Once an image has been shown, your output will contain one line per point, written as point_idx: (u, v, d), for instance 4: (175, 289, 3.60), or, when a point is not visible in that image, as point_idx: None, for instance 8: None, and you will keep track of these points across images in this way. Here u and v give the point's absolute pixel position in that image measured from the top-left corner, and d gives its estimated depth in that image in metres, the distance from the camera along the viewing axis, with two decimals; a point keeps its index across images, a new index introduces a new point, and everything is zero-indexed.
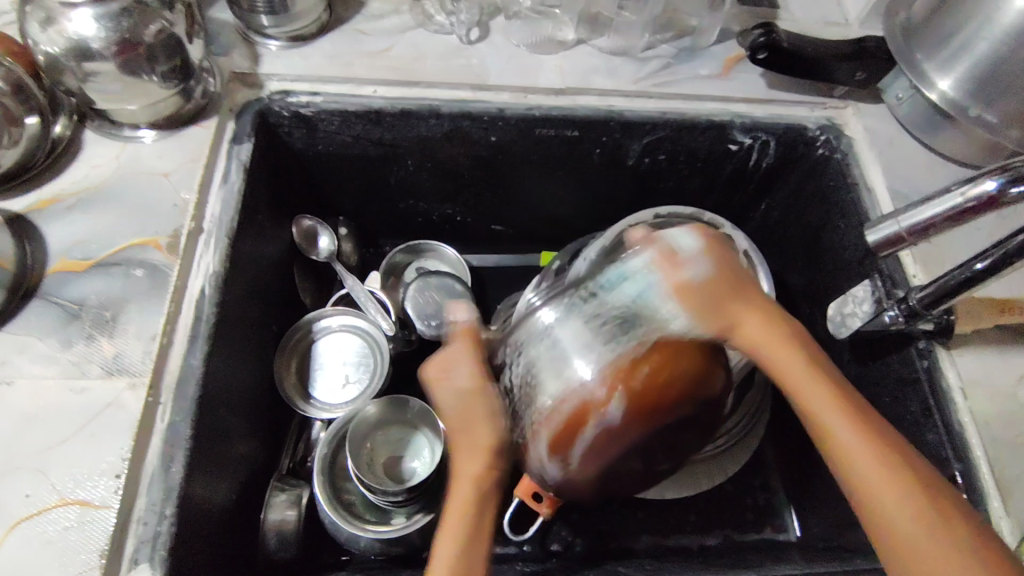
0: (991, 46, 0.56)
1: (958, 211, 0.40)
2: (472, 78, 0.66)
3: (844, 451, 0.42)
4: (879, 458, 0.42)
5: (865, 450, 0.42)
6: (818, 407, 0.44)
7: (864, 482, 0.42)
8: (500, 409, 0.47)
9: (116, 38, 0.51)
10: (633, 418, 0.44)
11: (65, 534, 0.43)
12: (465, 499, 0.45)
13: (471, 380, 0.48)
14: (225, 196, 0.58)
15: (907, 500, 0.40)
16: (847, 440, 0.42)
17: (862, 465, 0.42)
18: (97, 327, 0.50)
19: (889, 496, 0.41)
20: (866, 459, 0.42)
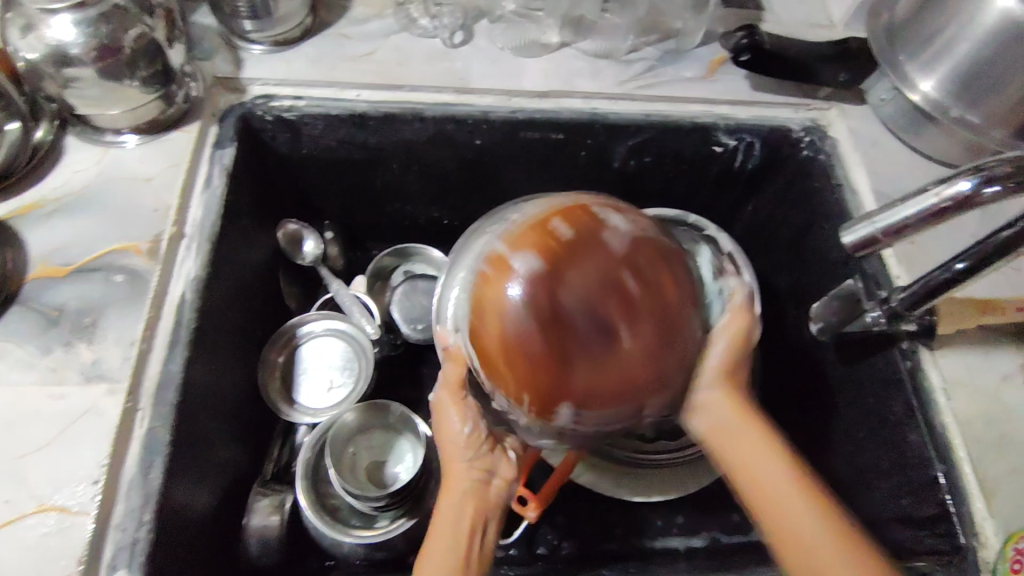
0: (971, 47, 0.56)
1: (933, 211, 0.40)
2: (456, 82, 0.66)
3: (743, 465, 0.44)
4: (794, 476, 0.43)
5: (761, 447, 0.45)
6: (749, 456, 0.44)
7: (768, 494, 0.42)
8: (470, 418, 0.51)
9: (96, 43, 0.51)
10: (541, 255, 0.40)
11: (45, 539, 0.43)
12: (450, 506, 0.48)
13: (448, 395, 0.51)
14: (207, 201, 0.58)
15: (832, 520, 0.40)
16: (751, 473, 0.44)
17: (773, 472, 0.43)
18: (77, 333, 0.50)
19: (784, 503, 0.41)
20: (770, 465, 0.43)
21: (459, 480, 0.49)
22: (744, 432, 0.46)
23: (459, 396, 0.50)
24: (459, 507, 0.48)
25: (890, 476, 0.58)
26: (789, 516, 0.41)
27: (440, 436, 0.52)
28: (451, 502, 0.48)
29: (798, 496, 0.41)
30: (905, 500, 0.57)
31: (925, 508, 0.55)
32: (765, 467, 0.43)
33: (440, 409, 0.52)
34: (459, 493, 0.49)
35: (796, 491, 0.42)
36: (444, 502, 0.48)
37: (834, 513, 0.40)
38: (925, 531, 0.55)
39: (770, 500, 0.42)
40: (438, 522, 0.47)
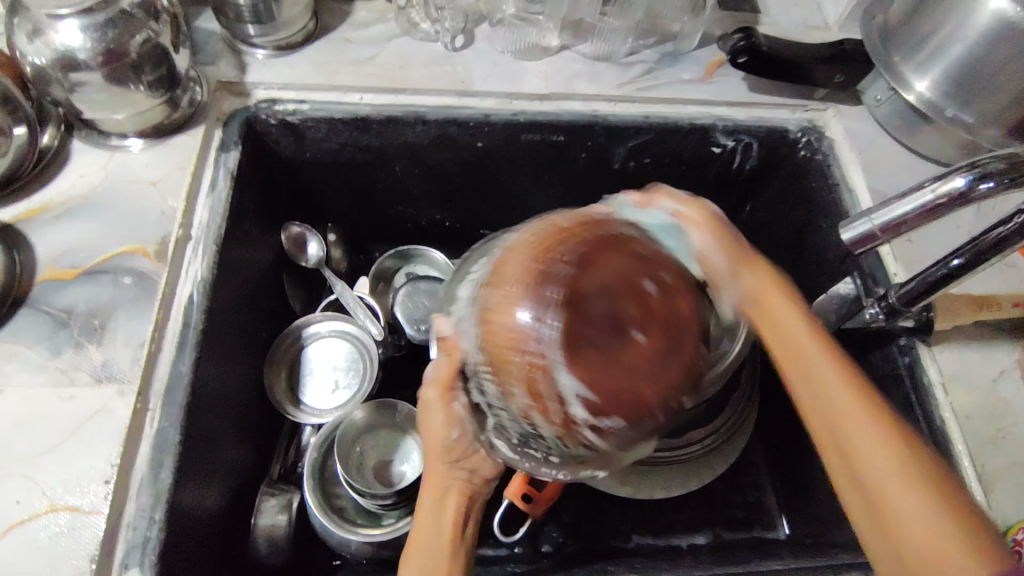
0: (964, 47, 0.57)
1: (929, 207, 0.40)
2: (458, 85, 0.66)
3: (801, 364, 0.44)
4: (849, 387, 0.43)
5: (826, 377, 0.43)
6: (808, 352, 0.44)
7: (851, 436, 0.42)
8: (452, 422, 0.48)
9: (102, 48, 0.51)
10: None
11: (57, 539, 0.44)
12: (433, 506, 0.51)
13: (435, 390, 0.46)
14: (212, 204, 0.58)
15: (914, 458, 0.41)
16: (834, 418, 0.43)
17: (833, 391, 0.43)
18: (85, 335, 0.50)
19: (858, 414, 0.42)
20: (839, 387, 0.43)
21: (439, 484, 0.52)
22: (791, 332, 0.45)
23: (443, 400, 0.46)
24: (438, 512, 0.51)
25: None
26: (865, 449, 0.41)
27: (424, 433, 0.52)
28: (430, 507, 0.51)
29: (901, 485, 0.40)
30: None
31: None
32: (816, 355, 0.44)
33: (425, 404, 0.49)
34: (440, 498, 0.52)
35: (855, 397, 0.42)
36: (426, 505, 0.52)
37: (906, 444, 0.41)
38: None
39: (843, 418, 0.42)
40: (416, 534, 0.50)
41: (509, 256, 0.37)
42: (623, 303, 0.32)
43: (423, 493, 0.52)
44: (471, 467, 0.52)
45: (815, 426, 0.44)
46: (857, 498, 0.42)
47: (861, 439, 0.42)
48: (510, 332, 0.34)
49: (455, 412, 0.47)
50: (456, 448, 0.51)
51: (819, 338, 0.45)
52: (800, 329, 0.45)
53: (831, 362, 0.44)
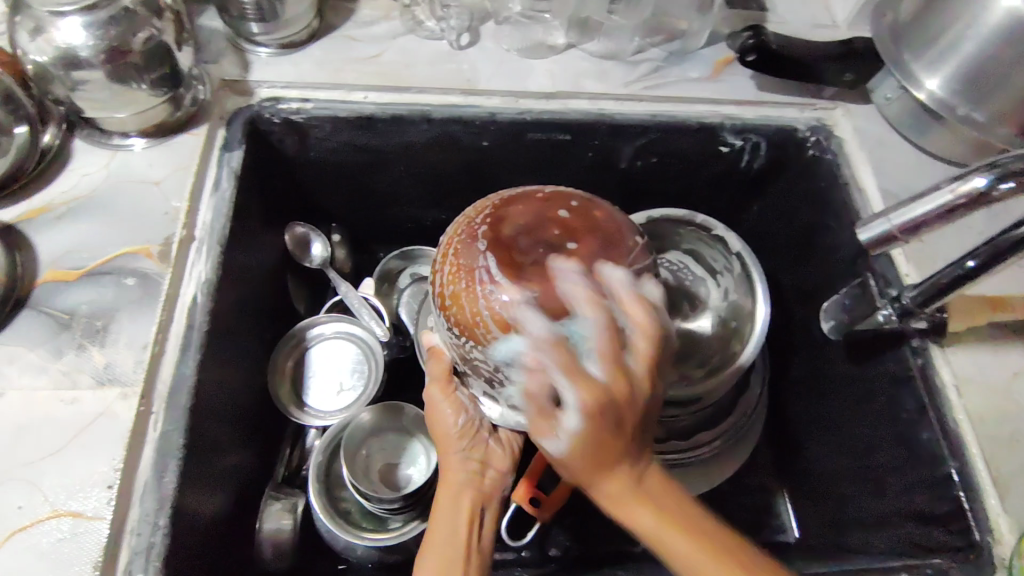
0: (977, 45, 0.56)
1: (948, 208, 0.40)
2: (463, 83, 0.66)
3: (620, 508, 0.41)
4: (656, 513, 0.40)
5: (646, 513, 0.40)
6: (629, 514, 0.41)
7: (688, 567, 0.39)
8: (460, 408, 0.51)
9: (104, 46, 0.51)
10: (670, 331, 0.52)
11: (58, 546, 0.43)
12: (448, 498, 0.49)
13: (436, 386, 0.52)
14: (216, 204, 0.57)
15: (750, 562, 0.39)
16: (665, 547, 0.40)
17: (640, 518, 0.40)
18: (88, 337, 0.50)
19: (664, 533, 0.40)
20: (649, 516, 0.40)
21: (455, 475, 0.50)
22: (615, 495, 0.41)
23: (448, 389, 0.51)
24: (454, 504, 0.48)
25: (901, 474, 0.59)
26: (682, 554, 0.39)
27: (435, 427, 0.53)
28: (446, 502, 0.49)
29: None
30: (917, 497, 0.57)
31: (938, 505, 0.55)
32: (602, 485, 0.41)
33: (430, 399, 0.52)
34: (455, 491, 0.49)
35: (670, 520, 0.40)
36: (443, 497, 0.49)
37: (746, 557, 0.39)
38: (938, 528, 0.55)
39: (689, 570, 0.39)
40: (434, 528, 0.47)
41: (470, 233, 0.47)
42: (545, 232, 0.45)
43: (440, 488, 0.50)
44: (482, 457, 0.52)
45: (642, 530, 0.41)
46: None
47: (679, 555, 0.39)
48: (488, 274, 0.44)
49: (461, 397, 0.51)
50: (467, 435, 0.51)
51: (628, 489, 0.41)
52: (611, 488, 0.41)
53: (634, 499, 0.41)
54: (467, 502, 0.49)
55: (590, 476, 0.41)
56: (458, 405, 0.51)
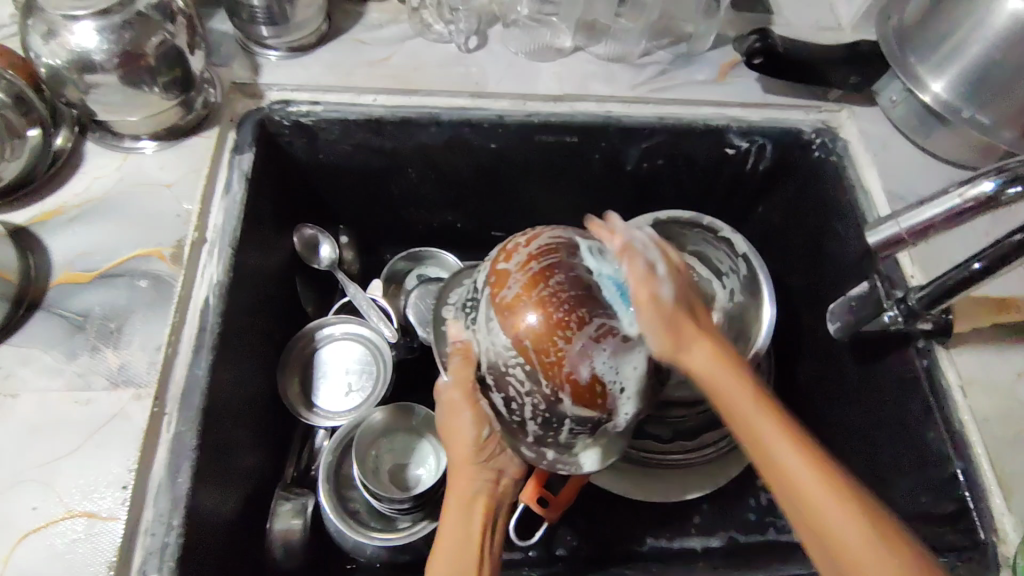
0: (982, 49, 0.57)
1: (955, 212, 0.40)
2: (472, 86, 0.66)
3: (759, 441, 0.40)
4: (759, 397, 0.41)
5: (740, 394, 0.41)
6: (769, 440, 0.40)
7: (756, 436, 0.40)
8: (484, 421, 0.52)
9: (118, 50, 0.51)
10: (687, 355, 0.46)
11: (74, 545, 0.43)
12: (462, 502, 0.52)
13: (459, 393, 0.51)
14: (227, 206, 0.58)
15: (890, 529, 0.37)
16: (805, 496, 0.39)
17: (798, 472, 0.39)
18: (102, 339, 0.50)
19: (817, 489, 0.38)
20: (744, 401, 0.41)
21: (466, 483, 0.52)
22: (696, 342, 0.43)
23: (471, 400, 0.51)
24: (465, 516, 0.51)
25: (907, 474, 0.59)
26: (820, 498, 0.38)
27: (450, 433, 0.53)
28: (457, 506, 0.51)
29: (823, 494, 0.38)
30: (922, 497, 0.57)
31: (943, 505, 0.55)
32: (745, 403, 0.41)
33: (452, 407, 0.52)
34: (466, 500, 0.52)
35: (825, 477, 0.38)
36: (452, 508, 0.51)
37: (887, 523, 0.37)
38: (944, 528, 0.55)
39: (766, 449, 0.40)
40: (445, 536, 0.49)
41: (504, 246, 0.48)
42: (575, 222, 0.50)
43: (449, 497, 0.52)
44: (498, 467, 0.54)
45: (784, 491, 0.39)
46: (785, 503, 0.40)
47: (821, 507, 0.38)
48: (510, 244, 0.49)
49: (483, 410, 0.52)
50: (486, 451, 0.53)
51: (729, 359, 0.42)
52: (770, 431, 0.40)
53: (749, 386, 0.41)
54: (480, 507, 0.52)
55: (674, 347, 0.43)
56: (482, 417, 0.52)
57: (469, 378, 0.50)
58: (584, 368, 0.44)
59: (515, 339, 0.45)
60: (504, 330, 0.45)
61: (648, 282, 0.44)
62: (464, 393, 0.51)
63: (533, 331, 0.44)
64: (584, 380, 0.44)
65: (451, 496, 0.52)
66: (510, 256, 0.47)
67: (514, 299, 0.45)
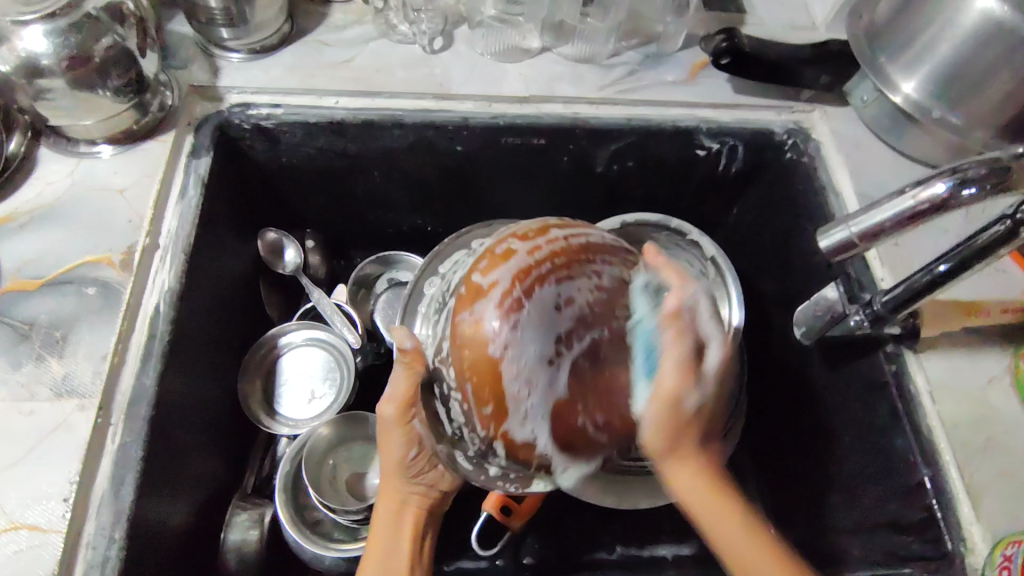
0: (952, 47, 0.55)
1: (910, 214, 0.39)
2: (435, 88, 0.65)
3: (714, 528, 0.42)
4: (748, 527, 0.42)
5: (714, 507, 0.43)
6: (712, 517, 0.42)
7: (717, 535, 0.42)
8: (413, 442, 0.52)
9: (66, 54, 0.50)
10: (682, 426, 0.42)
11: (15, 558, 0.42)
12: (391, 516, 0.53)
13: (394, 410, 0.50)
14: (181, 211, 0.57)
15: None
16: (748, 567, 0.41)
17: (732, 535, 0.42)
18: (47, 348, 0.49)
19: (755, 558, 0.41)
20: (739, 536, 0.42)
21: (397, 497, 0.54)
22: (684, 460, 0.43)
23: (403, 420, 0.51)
24: (395, 527, 0.53)
25: (876, 480, 0.58)
26: (746, 556, 0.42)
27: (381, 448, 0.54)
28: (388, 523, 0.53)
29: None
30: (892, 504, 0.56)
31: (912, 513, 0.54)
32: (682, 476, 0.43)
33: (384, 426, 0.52)
34: (394, 510, 0.53)
35: (750, 529, 0.42)
36: (382, 516, 0.53)
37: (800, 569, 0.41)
38: (913, 537, 0.54)
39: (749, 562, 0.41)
40: (372, 550, 0.51)
41: (491, 253, 0.44)
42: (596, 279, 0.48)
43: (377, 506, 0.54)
44: (427, 482, 0.56)
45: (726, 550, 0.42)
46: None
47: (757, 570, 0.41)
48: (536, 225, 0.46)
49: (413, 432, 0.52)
50: (413, 467, 0.54)
51: (712, 484, 0.43)
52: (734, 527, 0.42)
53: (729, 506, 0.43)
54: (409, 518, 0.54)
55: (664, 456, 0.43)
56: (409, 436, 0.52)
57: (405, 394, 0.49)
58: (523, 427, 0.42)
59: (459, 362, 0.42)
60: (453, 348, 0.43)
61: (688, 379, 0.41)
62: (395, 414, 0.50)
63: (476, 368, 0.41)
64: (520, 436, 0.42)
65: (382, 503, 0.54)
66: (491, 266, 0.43)
67: (470, 323, 0.42)
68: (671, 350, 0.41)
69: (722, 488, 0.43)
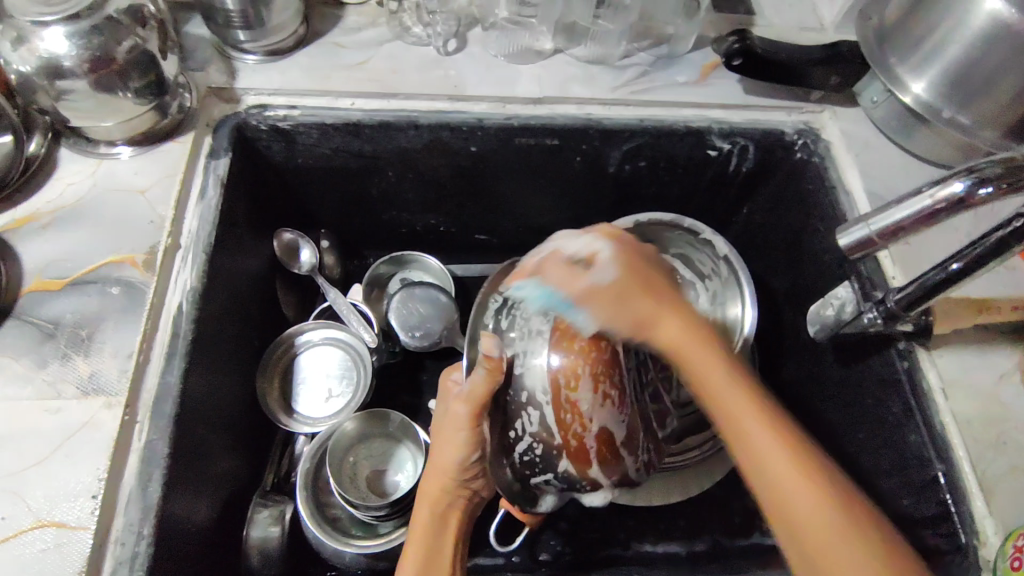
0: (961, 48, 0.56)
1: (928, 212, 0.39)
2: (450, 89, 0.66)
3: (780, 484, 0.41)
4: (792, 457, 0.41)
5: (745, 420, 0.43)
6: (782, 470, 0.41)
7: (774, 482, 0.41)
8: (476, 446, 0.52)
9: (89, 55, 0.50)
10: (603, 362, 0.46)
11: (44, 555, 0.43)
12: (431, 521, 0.53)
13: (466, 409, 0.50)
14: (202, 211, 0.57)
15: (869, 539, 0.39)
16: (791, 505, 0.40)
17: (795, 500, 0.40)
18: (72, 347, 0.50)
19: (787, 489, 0.41)
20: (803, 492, 0.40)
21: (440, 501, 0.54)
22: (704, 360, 0.46)
23: (474, 422, 0.51)
24: (437, 528, 0.53)
25: (889, 475, 0.59)
26: (803, 511, 0.40)
27: (438, 447, 0.54)
28: (429, 524, 0.53)
29: (836, 527, 0.39)
30: (906, 499, 0.57)
31: (926, 508, 0.55)
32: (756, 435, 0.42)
33: (452, 423, 0.52)
34: (440, 513, 0.54)
35: (799, 466, 0.41)
36: (424, 519, 0.53)
37: (867, 530, 0.39)
38: (927, 531, 0.55)
39: (775, 490, 0.41)
40: (410, 549, 0.52)
41: (587, 292, 0.48)
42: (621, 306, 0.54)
43: (423, 505, 0.54)
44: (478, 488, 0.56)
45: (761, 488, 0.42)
46: (776, 524, 0.41)
47: (795, 495, 0.40)
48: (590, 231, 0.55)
49: (479, 437, 0.52)
50: (469, 470, 0.53)
51: (743, 394, 0.44)
52: (766, 437, 0.42)
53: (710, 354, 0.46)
54: (451, 524, 0.54)
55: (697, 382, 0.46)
56: (475, 440, 0.52)
57: (485, 392, 0.49)
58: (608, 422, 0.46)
59: (554, 378, 0.46)
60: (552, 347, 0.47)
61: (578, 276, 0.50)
62: (467, 412, 0.50)
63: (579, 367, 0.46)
64: (596, 436, 0.46)
65: (421, 505, 0.54)
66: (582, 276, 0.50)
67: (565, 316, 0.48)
68: (555, 282, 0.50)
69: (772, 417, 0.43)
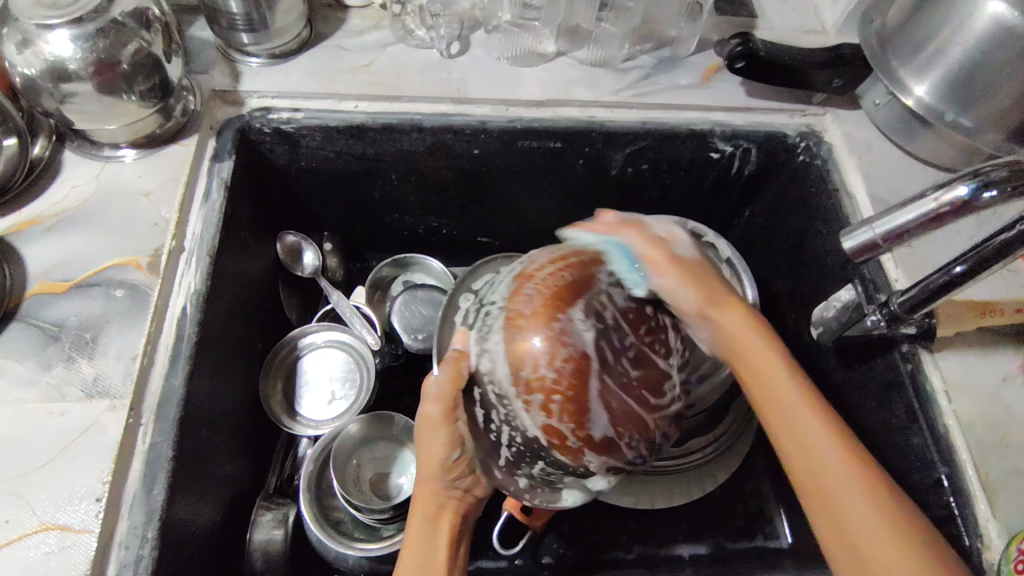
0: (964, 51, 0.56)
1: (933, 216, 0.39)
2: (453, 92, 0.66)
3: (829, 477, 0.39)
4: (840, 453, 0.40)
5: (801, 416, 0.42)
6: (827, 461, 0.40)
7: (817, 473, 0.40)
8: (456, 442, 0.51)
9: (94, 59, 0.50)
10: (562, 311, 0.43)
11: (47, 559, 0.42)
12: (422, 525, 0.52)
13: (438, 409, 0.49)
14: (206, 214, 0.57)
15: (897, 515, 0.38)
16: (832, 494, 0.39)
17: (823, 454, 0.40)
18: (77, 350, 0.50)
19: (841, 485, 0.39)
20: (848, 476, 0.39)
21: (431, 501, 0.53)
22: (761, 371, 0.44)
23: (448, 418, 0.50)
24: (430, 528, 0.52)
25: (892, 478, 0.59)
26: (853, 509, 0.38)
27: (423, 446, 0.52)
28: (424, 526, 0.52)
29: (873, 510, 0.38)
30: None
31: (929, 510, 0.55)
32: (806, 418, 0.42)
33: (427, 422, 0.51)
34: (433, 512, 0.52)
35: (846, 459, 0.40)
36: (417, 523, 0.52)
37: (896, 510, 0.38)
38: None
39: (824, 479, 0.40)
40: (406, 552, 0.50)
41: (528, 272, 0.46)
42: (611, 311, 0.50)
43: (415, 511, 0.53)
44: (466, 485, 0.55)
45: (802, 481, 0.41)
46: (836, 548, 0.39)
47: (843, 491, 0.39)
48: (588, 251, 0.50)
49: (458, 433, 0.51)
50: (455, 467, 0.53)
51: (836, 430, 0.41)
52: (817, 433, 0.41)
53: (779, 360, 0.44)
54: (447, 524, 0.53)
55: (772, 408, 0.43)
56: (455, 436, 0.51)
57: (449, 391, 0.48)
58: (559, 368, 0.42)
59: (513, 365, 0.43)
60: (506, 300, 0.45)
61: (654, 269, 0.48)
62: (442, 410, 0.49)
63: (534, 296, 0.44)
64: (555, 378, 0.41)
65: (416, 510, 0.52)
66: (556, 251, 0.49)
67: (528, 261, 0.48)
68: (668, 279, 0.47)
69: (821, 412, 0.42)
